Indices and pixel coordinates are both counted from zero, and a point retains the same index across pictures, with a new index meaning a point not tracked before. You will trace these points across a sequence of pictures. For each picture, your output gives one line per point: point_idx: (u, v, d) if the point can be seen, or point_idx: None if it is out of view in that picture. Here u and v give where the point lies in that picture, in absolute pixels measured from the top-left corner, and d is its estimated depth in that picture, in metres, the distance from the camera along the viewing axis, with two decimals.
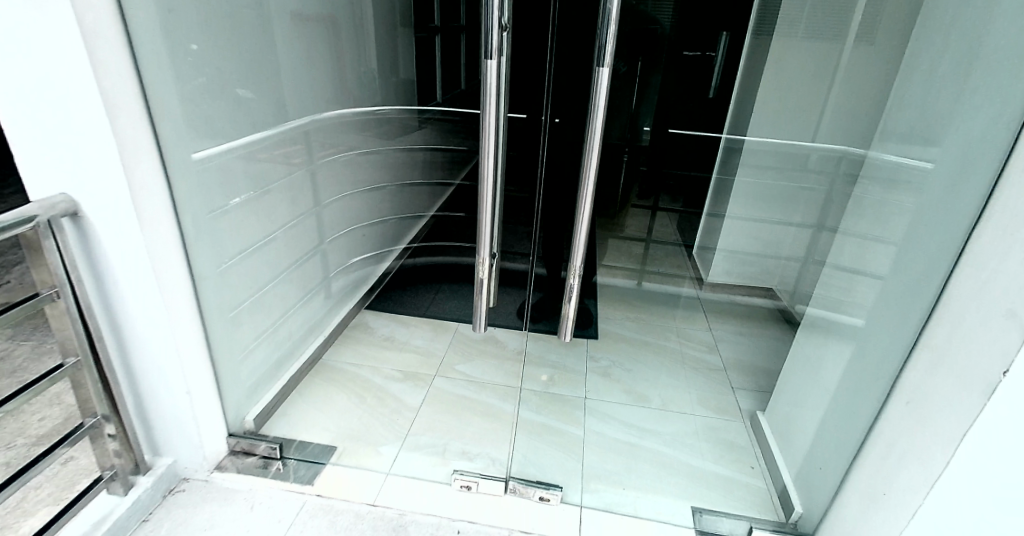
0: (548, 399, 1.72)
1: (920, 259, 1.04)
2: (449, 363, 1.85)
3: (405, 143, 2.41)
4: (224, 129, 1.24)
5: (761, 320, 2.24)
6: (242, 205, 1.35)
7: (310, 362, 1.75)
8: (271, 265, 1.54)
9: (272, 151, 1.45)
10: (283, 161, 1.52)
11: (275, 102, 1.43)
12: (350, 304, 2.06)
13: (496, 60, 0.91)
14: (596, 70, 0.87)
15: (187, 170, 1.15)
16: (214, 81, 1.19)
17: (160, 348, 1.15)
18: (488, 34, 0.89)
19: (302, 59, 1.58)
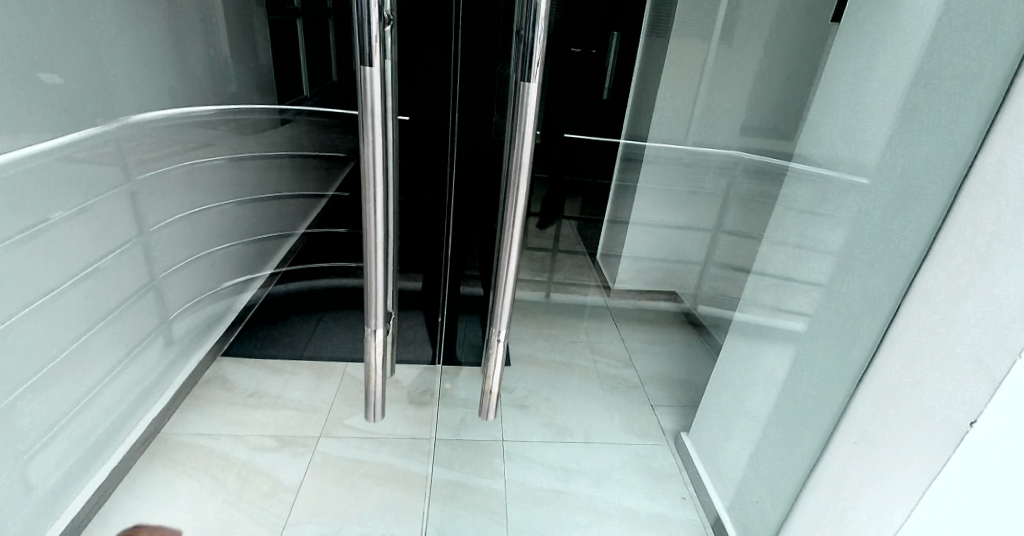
0: (461, 445, 1.48)
1: (862, 283, 0.96)
2: (337, 417, 1.55)
3: (263, 147, 2.02)
4: None
5: (669, 326, 2.29)
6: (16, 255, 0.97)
7: (145, 440, 1.38)
8: (78, 321, 1.14)
9: (65, 169, 1.06)
10: (87, 180, 1.13)
11: (59, 109, 1.02)
12: (201, 351, 1.67)
13: (376, 65, 0.61)
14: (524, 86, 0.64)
15: None
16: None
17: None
18: (362, 26, 0.59)
19: (108, 46, 1.17)
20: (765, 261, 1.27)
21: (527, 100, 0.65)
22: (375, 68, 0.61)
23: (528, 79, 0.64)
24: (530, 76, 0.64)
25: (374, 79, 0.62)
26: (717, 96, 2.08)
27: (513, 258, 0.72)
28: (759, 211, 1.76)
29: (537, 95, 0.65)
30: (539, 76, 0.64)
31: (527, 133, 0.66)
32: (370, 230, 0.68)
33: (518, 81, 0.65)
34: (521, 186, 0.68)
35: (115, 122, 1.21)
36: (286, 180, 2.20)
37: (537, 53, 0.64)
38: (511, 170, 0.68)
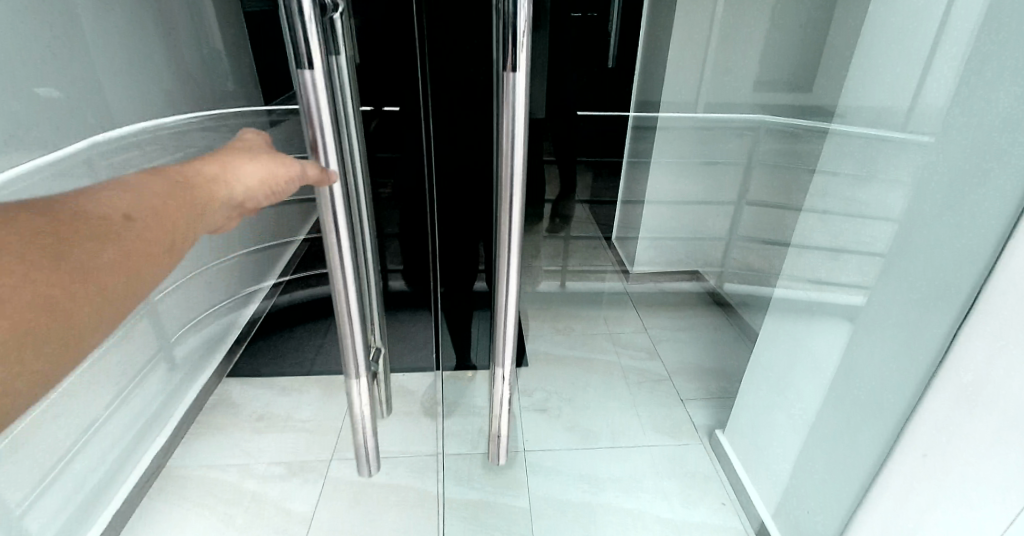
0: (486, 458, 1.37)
1: (939, 272, 0.82)
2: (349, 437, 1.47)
3: None
4: None
5: (693, 306, 2.16)
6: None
7: (146, 479, 1.31)
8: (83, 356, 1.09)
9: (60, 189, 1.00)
10: None
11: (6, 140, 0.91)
12: (206, 372, 1.60)
13: (314, 65, 0.48)
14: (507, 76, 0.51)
15: None
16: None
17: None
18: (291, 20, 0.46)
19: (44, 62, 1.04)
20: (805, 241, 1.14)
21: (514, 91, 0.51)
22: (319, 70, 0.48)
23: (513, 67, 0.50)
24: (515, 64, 0.50)
25: (322, 85, 0.49)
26: (734, 55, 1.88)
27: (513, 284, 0.60)
28: (799, 183, 1.63)
29: (526, 85, 0.52)
30: (526, 62, 0.51)
31: (518, 134, 0.53)
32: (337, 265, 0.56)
33: (500, 70, 0.52)
34: (514, 199, 0.56)
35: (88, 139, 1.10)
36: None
37: (522, 29, 0.50)
38: (501, 180, 0.56)
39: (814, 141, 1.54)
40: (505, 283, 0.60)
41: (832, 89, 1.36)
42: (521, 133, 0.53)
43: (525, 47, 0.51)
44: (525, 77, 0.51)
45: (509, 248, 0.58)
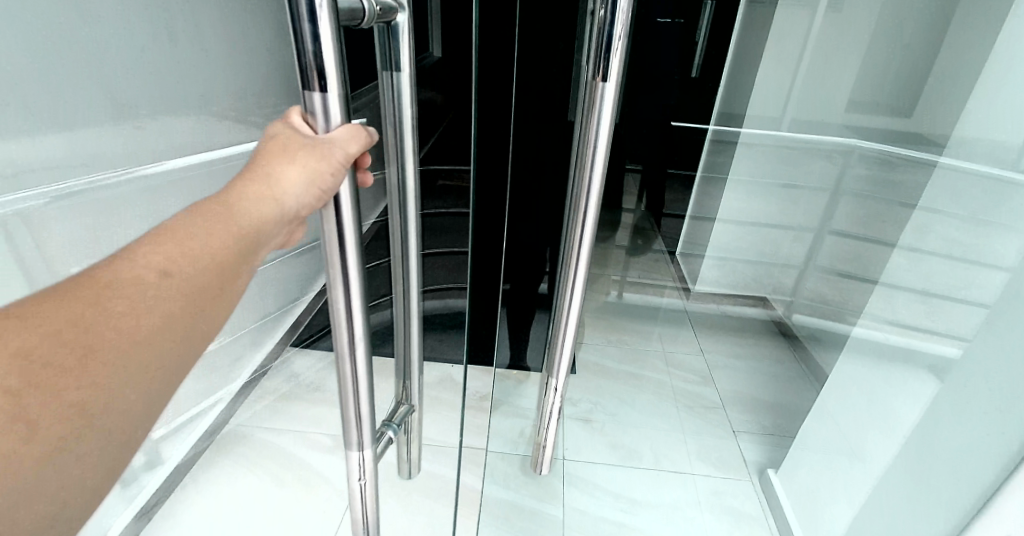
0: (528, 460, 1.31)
1: None
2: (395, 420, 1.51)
3: None
4: (28, 173, 0.85)
5: (757, 333, 2.05)
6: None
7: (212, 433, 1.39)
8: None
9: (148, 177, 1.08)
10: None
11: (121, 106, 1.02)
12: None
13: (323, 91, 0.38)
14: (599, 86, 0.50)
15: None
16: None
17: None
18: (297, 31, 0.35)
19: (173, 38, 1.13)
20: (913, 281, 1.06)
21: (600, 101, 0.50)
22: (333, 94, 0.38)
23: (604, 76, 0.49)
24: (605, 72, 0.49)
25: (338, 115, 0.40)
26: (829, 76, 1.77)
27: (576, 298, 0.59)
28: (893, 216, 1.53)
29: (613, 95, 0.50)
30: (618, 70, 0.49)
31: (599, 145, 0.51)
32: (346, 332, 0.48)
33: (591, 77, 0.50)
34: (588, 212, 0.54)
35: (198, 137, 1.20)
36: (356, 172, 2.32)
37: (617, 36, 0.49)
38: (581, 192, 0.54)
39: (915, 171, 1.45)
40: (568, 296, 0.59)
41: (947, 119, 1.26)
42: (602, 145, 0.51)
43: (618, 53, 0.49)
44: (614, 86, 0.49)
45: (577, 259, 0.57)
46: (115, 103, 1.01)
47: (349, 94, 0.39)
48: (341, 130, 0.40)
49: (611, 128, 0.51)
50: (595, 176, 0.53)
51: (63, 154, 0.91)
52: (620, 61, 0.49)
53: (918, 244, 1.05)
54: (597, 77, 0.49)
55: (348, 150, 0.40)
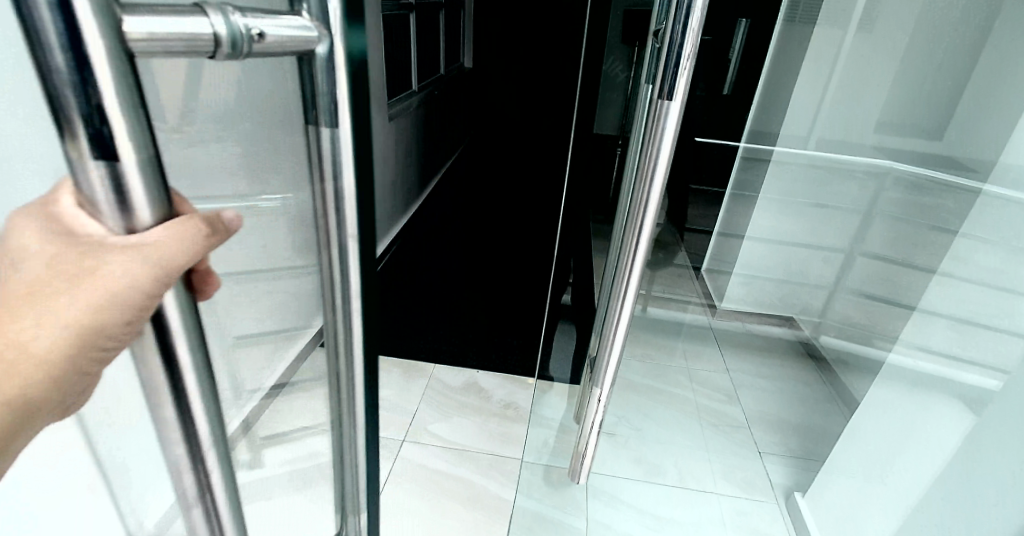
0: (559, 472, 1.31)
1: None
2: (421, 423, 1.52)
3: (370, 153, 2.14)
4: None
5: (783, 354, 2.03)
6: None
7: None
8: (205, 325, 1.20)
9: None
10: None
11: None
12: None
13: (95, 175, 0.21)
14: (666, 105, 0.51)
15: None
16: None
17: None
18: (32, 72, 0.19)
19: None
20: (953, 308, 1.05)
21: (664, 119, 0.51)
22: (118, 162, 0.21)
23: (670, 95, 0.50)
24: (672, 91, 0.50)
25: (139, 189, 0.22)
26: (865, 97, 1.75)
27: (626, 310, 0.60)
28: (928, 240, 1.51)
29: (677, 114, 0.51)
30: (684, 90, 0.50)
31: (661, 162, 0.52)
32: (195, 496, 0.29)
33: (656, 96, 0.51)
34: (644, 227, 0.55)
35: None
36: (385, 179, 2.37)
37: (686, 57, 0.50)
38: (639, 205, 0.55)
39: (951, 196, 1.40)
40: (618, 308, 0.60)
41: (982, 144, 1.24)
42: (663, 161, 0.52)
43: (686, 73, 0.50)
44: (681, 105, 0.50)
45: (630, 272, 0.58)
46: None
47: (154, 161, 0.22)
48: (152, 219, 0.23)
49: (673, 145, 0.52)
50: (654, 192, 0.54)
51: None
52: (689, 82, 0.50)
53: (961, 270, 1.04)
54: (663, 96, 0.50)
55: (167, 254, 0.23)
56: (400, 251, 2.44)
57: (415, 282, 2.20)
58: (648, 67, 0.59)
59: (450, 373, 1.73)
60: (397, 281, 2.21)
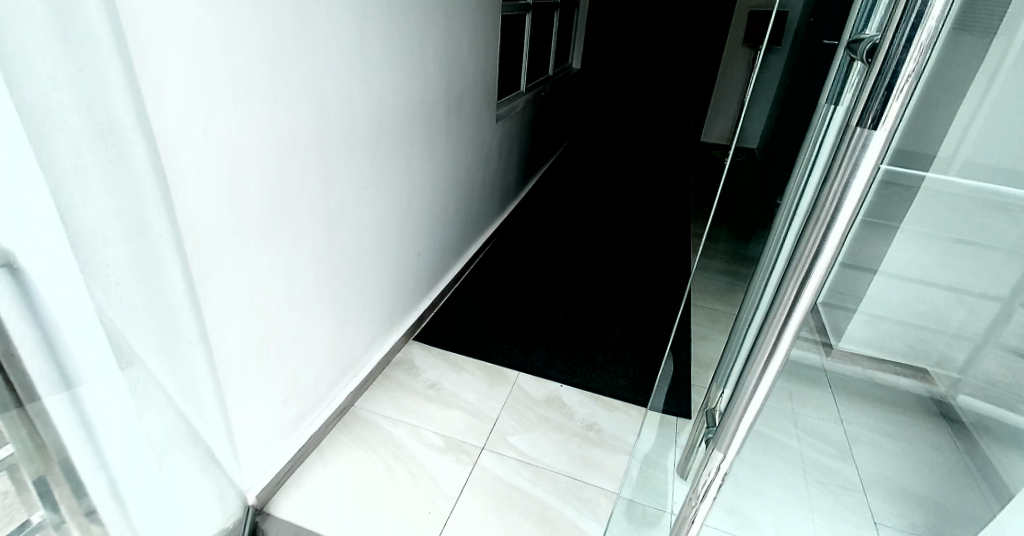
0: (641, 515, 1.21)
1: None
2: (501, 432, 1.50)
3: (475, 153, 2.15)
4: (233, 171, 0.93)
5: (912, 410, 1.79)
6: (272, 241, 1.07)
7: (338, 412, 1.48)
8: (304, 312, 1.24)
9: (318, 175, 1.17)
10: (331, 182, 1.22)
11: (313, 113, 1.10)
12: (395, 335, 1.76)
13: None
14: (869, 135, 0.40)
15: (202, 229, 0.89)
16: (208, 87, 0.85)
17: (153, 440, 0.89)
18: None
19: (360, 45, 1.22)
20: None
21: (861, 153, 0.41)
22: None
23: (874, 123, 0.40)
24: (878, 118, 0.40)
25: None
26: None
27: (770, 370, 0.51)
28: None
29: (880, 148, 0.41)
30: (895, 119, 0.40)
31: (846, 204, 0.42)
32: None
33: (853, 124, 0.41)
34: (809, 280, 0.46)
35: (353, 139, 1.27)
36: (487, 179, 2.37)
37: (904, 78, 0.39)
38: (807, 252, 0.45)
39: None
40: (762, 367, 0.51)
41: None
42: (850, 203, 0.42)
43: (901, 98, 0.39)
44: (887, 137, 0.40)
45: (784, 328, 0.49)
46: (313, 103, 1.10)
47: None
48: None
49: (866, 186, 0.42)
50: (830, 239, 0.44)
51: (270, 147, 1.01)
52: (902, 108, 0.40)
53: None
54: (866, 125, 0.40)
55: None
56: (495, 253, 2.44)
57: (508, 285, 2.20)
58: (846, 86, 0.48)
59: (535, 384, 1.69)
60: (490, 282, 2.21)
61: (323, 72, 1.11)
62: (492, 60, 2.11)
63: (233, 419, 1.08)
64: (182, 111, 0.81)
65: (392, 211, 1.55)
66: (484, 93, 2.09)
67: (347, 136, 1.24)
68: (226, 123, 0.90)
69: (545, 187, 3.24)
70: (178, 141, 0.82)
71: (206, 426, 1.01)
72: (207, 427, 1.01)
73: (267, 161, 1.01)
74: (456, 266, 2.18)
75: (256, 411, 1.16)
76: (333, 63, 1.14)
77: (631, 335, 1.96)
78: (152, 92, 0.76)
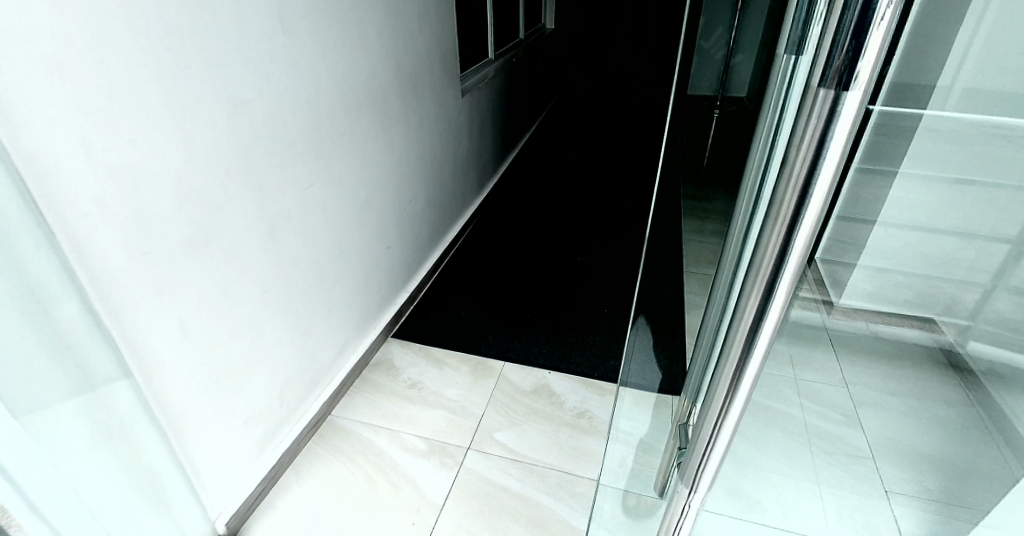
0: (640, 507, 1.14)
1: None
2: (487, 430, 1.42)
3: (441, 132, 2.03)
4: (133, 186, 0.82)
5: (919, 363, 1.70)
6: (200, 259, 0.97)
7: (314, 423, 1.40)
8: (255, 325, 1.14)
9: (250, 178, 1.06)
10: (267, 184, 1.11)
11: (230, 112, 0.99)
12: (372, 334, 1.67)
13: None
14: (844, 101, 0.29)
15: (99, 257, 0.79)
16: (84, 95, 0.74)
17: (83, 486, 0.83)
18: None
19: (284, 31, 1.10)
20: None
21: (830, 124, 0.30)
22: None
23: (843, 84, 0.29)
24: (847, 78, 0.29)
25: None
26: None
27: (737, 398, 0.41)
28: None
29: (853, 116, 0.30)
30: (871, 78, 0.29)
31: (813, 195, 0.32)
32: None
33: (817, 90, 0.30)
34: (775, 290, 0.36)
35: (288, 134, 1.15)
36: (458, 159, 2.25)
37: (878, 18, 0.28)
38: (766, 254, 0.35)
39: None
40: (726, 395, 0.41)
41: None
42: (818, 190, 0.32)
43: (874, 48, 0.29)
44: (861, 100, 0.29)
45: (749, 348, 0.39)
46: (228, 99, 0.98)
47: None
48: None
49: (837, 168, 0.31)
50: (797, 239, 0.34)
51: (179, 155, 0.90)
52: (879, 61, 0.29)
53: None
54: (840, 90, 0.29)
55: None
56: (475, 235, 2.34)
57: (489, 268, 2.11)
58: (812, 32, 0.37)
59: (521, 373, 1.61)
60: (470, 268, 2.11)
61: (238, 64, 0.99)
62: (449, 31, 1.97)
63: (186, 451, 1.01)
64: (54, 127, 0.71)
65: (350, 207, 1.45)
66: (443, 67, 1.96)
67: (279, 131, 1.12)
68: (114, 134, 0.78)
69: (525, 160, 3.11)
70: (52, 165, 0.71)
71: (151, 463, 0.95)
72: (149, 462, 0.94)
73: (177, 171, 0.90)
74: (434, 254, 2.08)
75: (213, 440, 1.07)
76: (248, 52, 1.01)
77: (621, 312, 1.87)
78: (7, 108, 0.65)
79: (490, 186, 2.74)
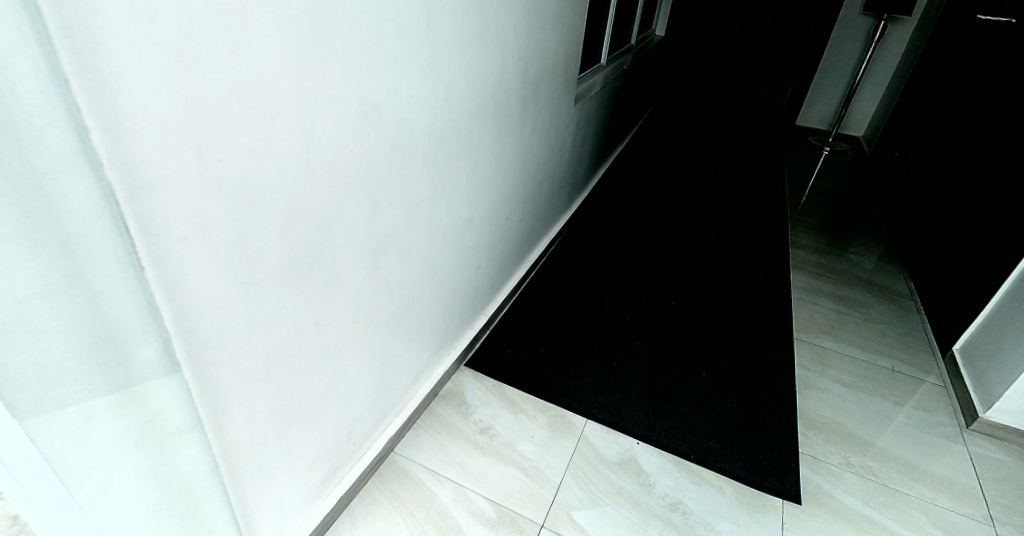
0: None
1: None
2: (565, 504, 1.24)
3: (549, 144, 1.84)
4: (238, 205, 0.66)
5: None
6: (297, 287, 0.82)
7: (376, 461, 1.25)
8: (337, 361, 0.99)
9: (364, 197, 0.90)
10: (380, 203, 0.95)
11: (359, 120, 0.83)
12: (448, 361, 1.52)
13: None
14: None
15: (190, 292, 0.64)
16: (209, 93, 0.58)
17: None
18: None
19: (429, 29, 0.93)
20: None
21: None
22: None
23: None
24: None
25: None
26: None
27: None
28: None
29: None
30: None
31: None
32: None
33: None
34: None
35: (411, 146, 0.99)
36: (558, 173, 2.06)
37: None
38: None
39: None
40: None
41: None
42: None
43: None
44: None
45: None
46: (360, 105, 0.82)
47: None
48: None
49: None
50: None
51: (297, 168, 0.74)
52: None
53: None
54: None
55: None
56: (559, 256, 2.15)
57: (575, 299, 1.92)
58: None
59: (607, 437, 1.41)
60: (554, 296, 1.92)
61: (376, 64, 0.82)
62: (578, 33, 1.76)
63: (243, 505, 0.87)
64: (167, 133, 0.55)
65: (452, 226, 1.29)
66: (565, 72, 1.75)
67: (401, 142, 0.95)
68: (233, 140, 0.63)
69: (617, 176, 2.89)
70: (155, 179, 0.55)
71: (205, 519, 0.80)
72: (205, 522, 0.80)
73: (291, 189, 0.74)
74: (518, 275, 1.91)
75: (271, 488, 0.93)
76: (390, 50, 0.85)
77: (721, 380, 1.65)
78: (112, 104, 0.50)
79: (579, 203, 2.53)
